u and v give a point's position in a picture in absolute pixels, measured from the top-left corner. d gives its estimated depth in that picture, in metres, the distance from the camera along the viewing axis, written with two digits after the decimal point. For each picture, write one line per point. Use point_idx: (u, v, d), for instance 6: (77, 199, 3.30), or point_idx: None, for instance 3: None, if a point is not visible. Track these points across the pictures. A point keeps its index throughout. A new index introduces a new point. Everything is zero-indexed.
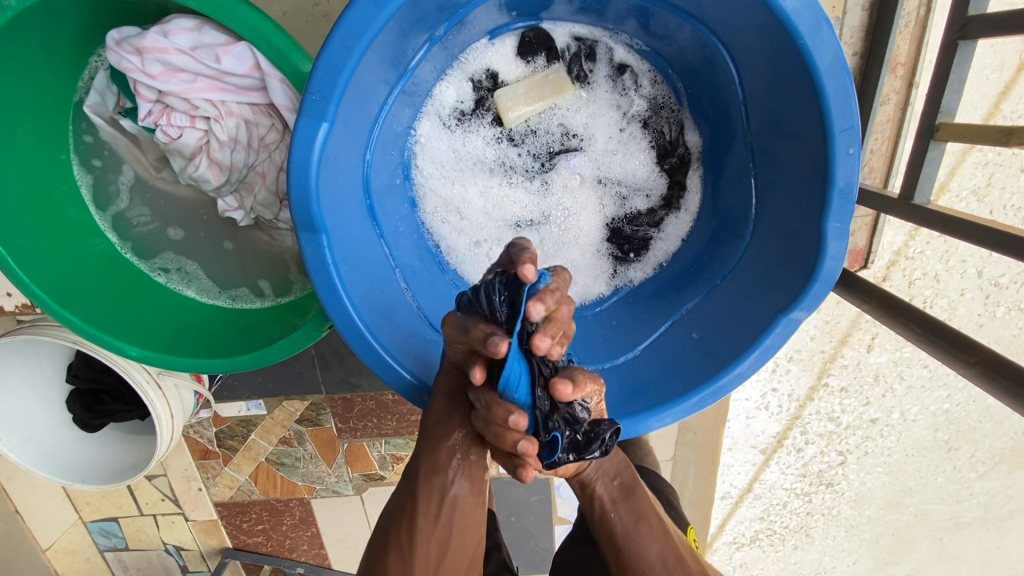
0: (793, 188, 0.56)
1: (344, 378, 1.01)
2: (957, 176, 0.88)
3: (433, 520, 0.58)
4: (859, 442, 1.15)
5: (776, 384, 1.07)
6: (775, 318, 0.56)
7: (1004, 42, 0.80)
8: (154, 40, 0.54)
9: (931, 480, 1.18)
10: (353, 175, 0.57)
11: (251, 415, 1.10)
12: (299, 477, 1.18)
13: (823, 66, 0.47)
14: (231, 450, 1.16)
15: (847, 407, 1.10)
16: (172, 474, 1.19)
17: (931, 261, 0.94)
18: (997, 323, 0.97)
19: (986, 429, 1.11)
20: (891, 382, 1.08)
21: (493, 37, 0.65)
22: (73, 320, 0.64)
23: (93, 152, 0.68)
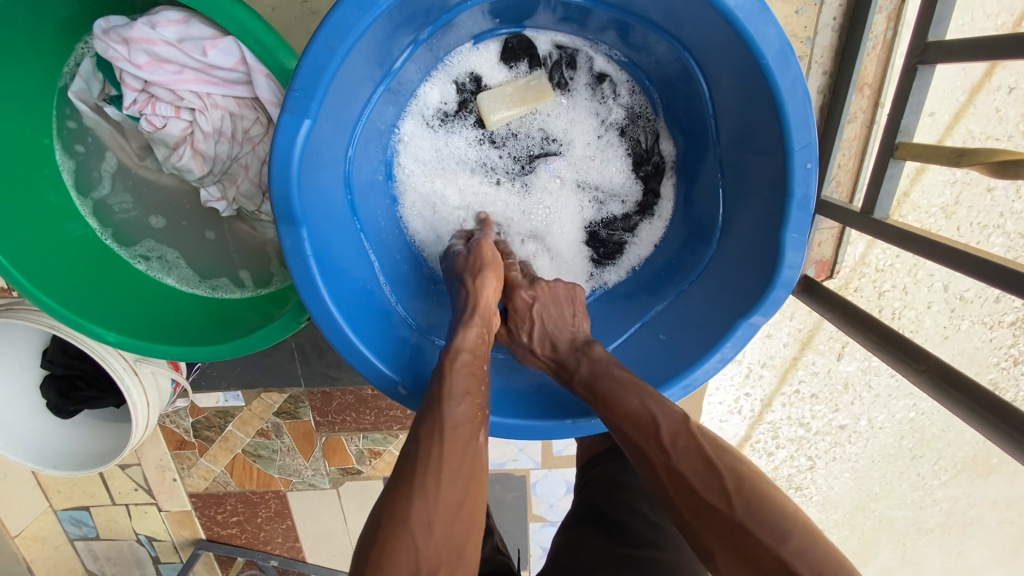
0: (757, 200, 0.58)
1: (324, 371, 1.02)
2: (925, 193, 0.92)
3: (458, 466, 0.50)
4: (827, 448, 1.18)
5: (748, 389, 1.10)
6: (736, 322, 0.59)
7: (970, 66, 0.84)
8: (141, 31, 0.55)
9: (896, 487, 1.23)
10: (335, 171, 0.58)
11: (228, 406, 1.11)
12: (276, 469, 1.19)
13: (784, 87, 0.50)
14: (207, 441, 1.16)
15: (816, 413, 1.14)
16: (146, 464, 1.19)
17: (899, 274, 0.98)
18: (961, 336, 1.02)
19: (948, 438, 1.16)
20: (859, 390, 1.12)
21: (477, 42, 0.66)
22: (51, 305, 0.64)
23: (77, 138, 0.69)
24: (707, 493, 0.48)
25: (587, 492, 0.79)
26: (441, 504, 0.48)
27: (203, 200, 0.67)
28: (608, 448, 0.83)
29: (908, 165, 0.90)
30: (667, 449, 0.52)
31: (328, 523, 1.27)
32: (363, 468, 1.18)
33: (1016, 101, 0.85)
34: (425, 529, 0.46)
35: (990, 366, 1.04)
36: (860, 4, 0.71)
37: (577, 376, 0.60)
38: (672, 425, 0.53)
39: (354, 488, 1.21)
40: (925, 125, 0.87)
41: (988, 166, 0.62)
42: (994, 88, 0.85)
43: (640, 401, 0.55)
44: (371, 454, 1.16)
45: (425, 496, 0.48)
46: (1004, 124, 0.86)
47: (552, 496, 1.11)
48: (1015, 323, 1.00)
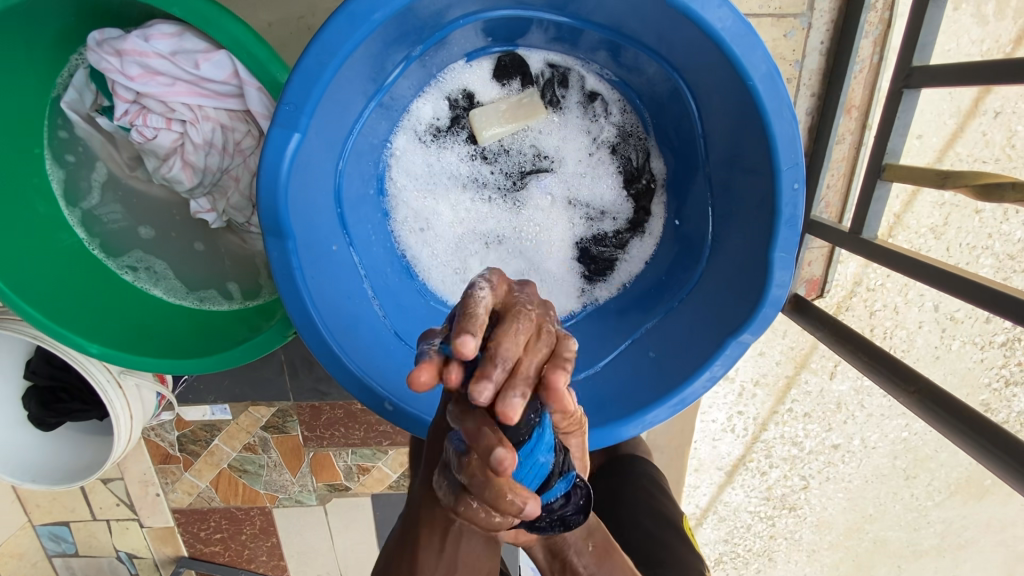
0: (746, 218, 0.59)
1: (313, 386, 1.03)
2: (916, 214, 0.93)
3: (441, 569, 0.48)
4: (821, 468, 1.18)
5: (742, 408, 1.10)
6: (725, 340, 0.59)
7: (956, 91, 0.86)
8: (135, 44, 0.54)
9: (890, 507, 1.22)
10: (324, 184, 0.58)
11: (215, 420, 1.09)
12: (262, 485, 1.17)
13: (772, 108, 0.51)
14: (192, 455, 1.14)
15: (810, 433, 1.14)
16: (129, 478, 1.17)
17: (890, 293, 0.98)
18: (953, 356, 1.02)
19: (941, 458, 1.16)
20: (852, 409, 1.12)
21: (470, 59, 0.67)
22: (35, 316, 0.63)
23: (67, 148, 0.68)
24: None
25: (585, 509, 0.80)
26: None
27: (193, 212, 0.67)
28: (608, 463, 0.85)
29: (898, 186, 0.91)
30: None
31: (314, 541, 1.25)
32: (351, 484, 1.16)
33: (1002, 125, 0.87)
34: None
35: (981, 386, 1.04)
36: (846, 28, 0.72)
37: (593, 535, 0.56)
38: None
39: (341, 505, 1.19)
40: (915, 147, 0.88)
41: (972, 189, 0.63)
42: (981, 112, 0.86)
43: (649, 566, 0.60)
44: (359, 471, 1.14)
45: None
46: (990, 147, 0.88)
47: None
48: (1005, 343, 1.01)
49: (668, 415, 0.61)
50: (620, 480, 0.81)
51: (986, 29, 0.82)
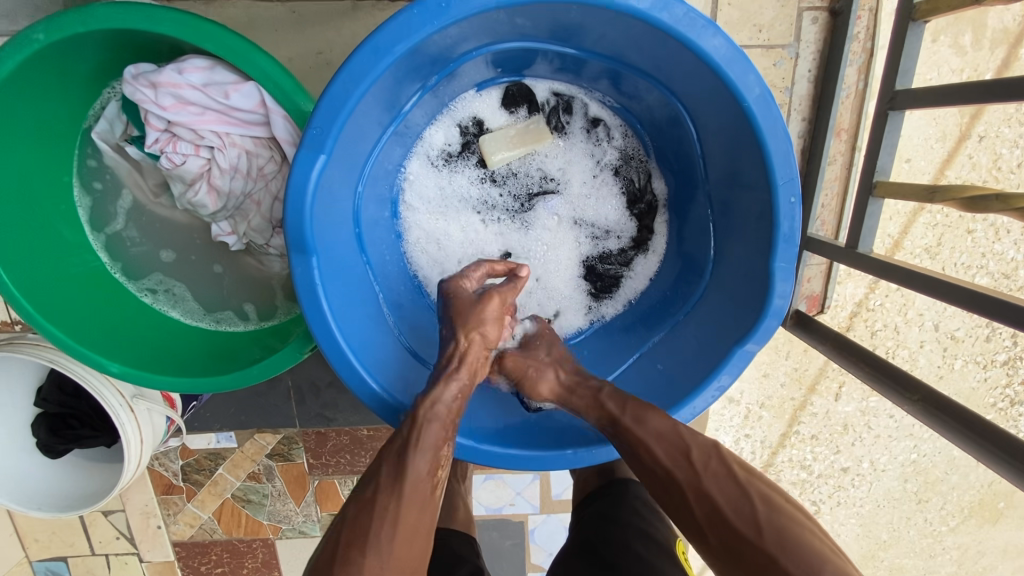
0: (746, 233, 0.61)
1: (318, 413, 1.09)
2: (910, 235, 0.96)
3: (416, 523, 0.52)
4: (831, 492, 1.17)
5: (749, 430, 1.11)
6: (731, 350, 0.60)
7: (941, 117, 0.90)
8: (169, 76, 0.57)
9: (903, 533, 1.20)
10: (344, 206, 0.61)
11: (220, 449, 1.14)
12: (266, 515, 1.18)
13: (768, 128, 0.54)
14: (196, 485, 1.17)
15: (818, 456, 1.14)
16: (131, 509, 1.18)
17: (890, 314, 1.00)
18: (955, 375, 1.04)
19: (952, 481, 1.16)
20: (860, 430, 1.12)
21: (480, 89, 0.71)
22: (59, 336, 0.65)
23: (95, 176, 0.72)
24: (737, 519, 0.50)
25: (580, 526, 0.77)
26: (392, 563, 0.50)
27: (213, 235, 0.70)
28: (607, 484, 0.81)
29: (892, 210, 0.95)
30: (692, 480, 0.53)
31: None
32: None
33: (987, 149, 0.91)
34: None
35: (988, 407, 1.05)
36: (831, 57, 0.77)
37: (602, 393, 0.62)
38: (701, 450, 0.55)
39: None
40: (905, 170, 0.92)
41: (959, 202, 0.66)
42: (967, 137, 0.91)
43: (666, 422, 0.57)
44: None
45: (379, 553, 0.49)
46: (977, 170, 0.92)
47: (551, 544, 1.09)
48: (1007, 362, 1.03)
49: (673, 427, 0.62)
50: (615, 499, 0.77)
51: (964, 59, 0.87)
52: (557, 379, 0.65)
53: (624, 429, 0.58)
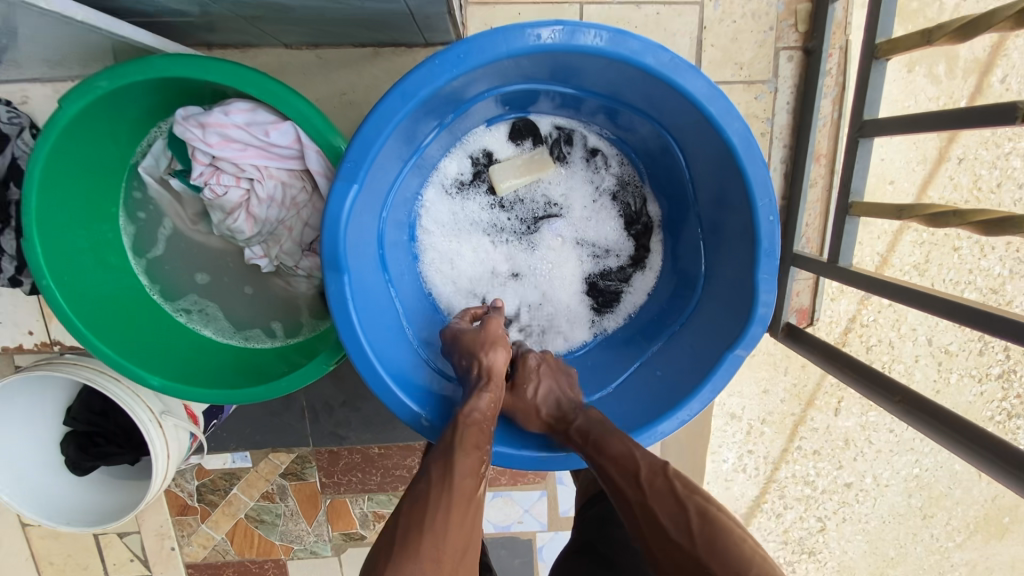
0: (733, 250, 0.68)
1: (332, 431, 1.31)
2: (897, 252, 1.03)
3: (466, 514, 0.57)
4: (836, 508, 1.29)
5: (751, 446, 1.25)
6: (722, 356, 0.66)
7: (920, 142, 0.98)
8: (217, 117, 0.64)
9: (910, 548, 1.31)
10: (371, 230, 0.68)
11: (235, 467, 1.38)
12: (277, 535, 1.42)
13: (746, 156, 0.61)
14: (210, 505, 1.42)
15: (823, 471, 1.26)
16: (145, 532, 1.41)
17: (884, 329, 1.06)
18: (952, 389, 1.09)
19: (955, 496, 1.27)
20: (862, 444, 1.25)
21: (489, 124, 0.78)
22: (106, 352, 0.70)
23: (140, 206, 0.79)
24: (675, 531, 0.54)
25: (584, 526, 0.81)
26: (448, 544, 0.54)
27: (246, 258, 0.77)
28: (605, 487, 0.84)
29: (879, 230, 1.02)
30: (638, 497, 0.58)
31: None
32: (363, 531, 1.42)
33: (967, 170, 0.98)
34: (435, 564, 0.53)
35: (985, 420, 1.10)
36: (807, 91, 0.85)
37: (574, 425, 0.67)
38: (649, 470, 0.59)
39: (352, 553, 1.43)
40: (889, 191, 0.99)
41: (922, 218, 0.72)
42: (947, 159, 0.98)
43: (622, 444, 0.62)
44: (372, 517, 1.39)
45: (437, 532, 0.54)
46: (959, 190, 0.99)
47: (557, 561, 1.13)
48: (1001, 375, 1.08)
49: (671, 428, 0.67)
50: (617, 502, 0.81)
51: (939, 88, 0.95)
52: (542, 418, 0.71)
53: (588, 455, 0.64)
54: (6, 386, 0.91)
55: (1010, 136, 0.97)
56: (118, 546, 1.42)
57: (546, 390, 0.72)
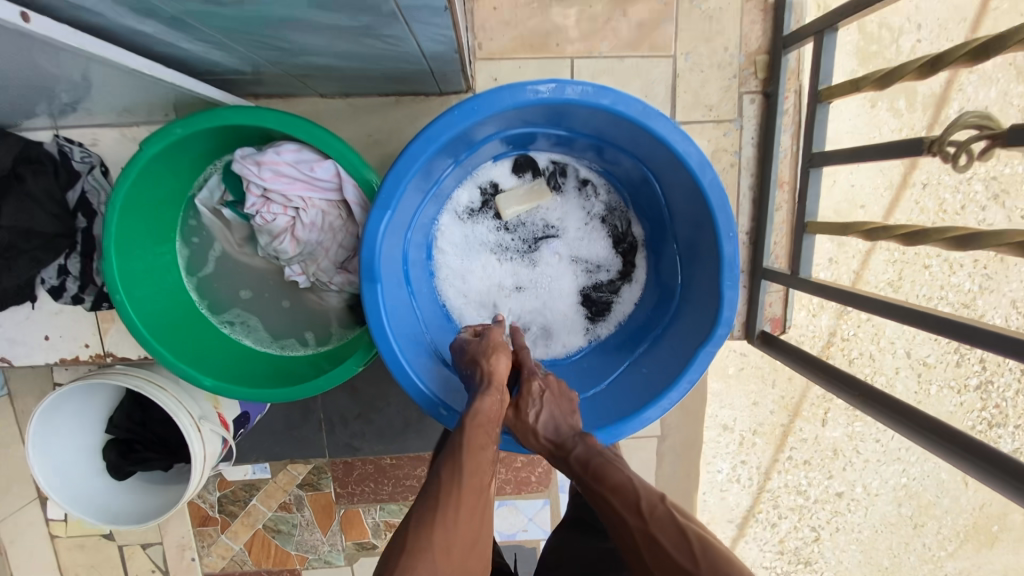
0: (704, 264, 0.80)
1: (347, 442, 1.42)
2: (870, 269, 1.16)
3: (473, 510, 0.59)
4: (831, 516, 1.65)
5: (745, 457, 1.57)
6: (696, 353, 0.77)
7: (884, 170, 1.11)
8: (271, 157, 0.77)
9: (900, 549, 1.67)
10: (397, 249, 0.80)
11: (255, 478, 1.46)
12: (293, 545, 1.51)
13: (708, 185, 0.74)
14: (230, 515, 1.49)
15: (814, 480, 1.62)
16: (168, 542, 1.51)
17: (864, 342, 1.18)
18: (933, 400, 1.20)
19: (939, 504, 1.64)
20: (849, 454, 1.61)
21: (495, 160, 0.91)
22: (167, 356, 0.81)
23: (194, 232, 0.91)
24: (677, 555, 0.54)
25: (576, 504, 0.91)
26: (457, 537, 0.56)
27: (285, 275, 0.88)
28: None
29: (853, 250, 1.15)
30: (639, 525, 0.58)
31: None
32: (376, 540, 1.51)
33: (932, 194, 1.11)
34: (444, 556, 0.54)
35: (967, 428, 1.21)
36: (768, 128, 0.98)
37: (574, 454, 0.70)
38: (649, 497, 0.60)
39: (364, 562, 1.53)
40: (862, 214, 1.13)
41: (860, 233, 0.84)
42: (912, 185, 1.12)
43: (623, 473, 0.64)
44: (383, 526, 1.50)
45: (447, 525, 0.56)
46: (926, 213, 1.12)
47: None
48: (978, 386, 1.19)
49: (654, 415, 0.77)
50: None
51: (900, 120, 1.09)
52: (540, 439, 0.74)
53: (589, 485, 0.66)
54: (63, 393, 1.02)
55: (970, 162, 1.09)
56: (142, 557, 1.51)
57: (547, 416, 0.75)
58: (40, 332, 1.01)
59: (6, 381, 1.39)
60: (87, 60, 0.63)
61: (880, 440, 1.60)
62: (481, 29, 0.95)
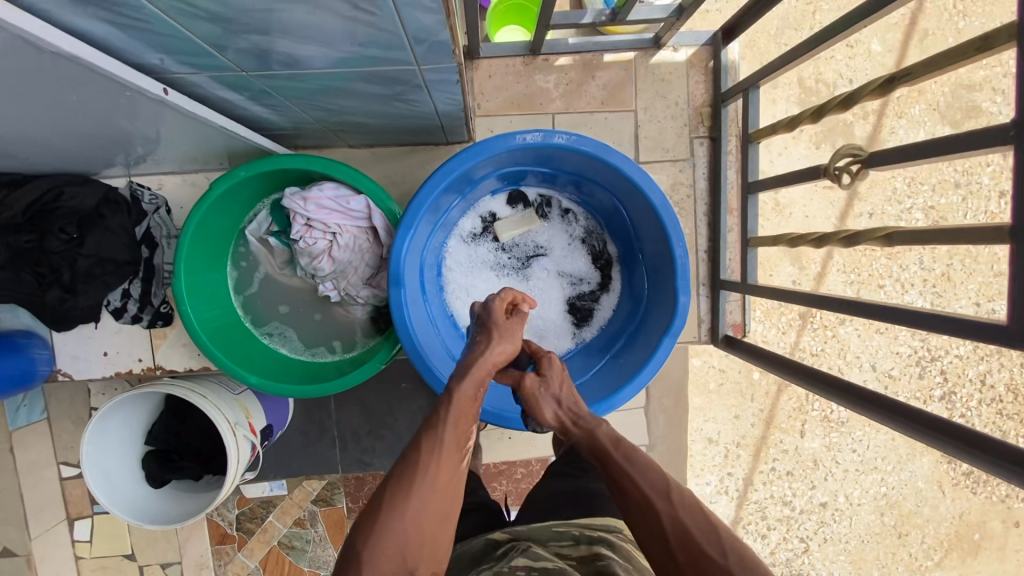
0: (664, 271, 0.99)
1: (359, 457, 1.52)
2: (825, 284, 1.36)
3: (448, 482, 0.62)
4: (818, 527, 1.75)
5: (729, 469, 1.68)
6: (660, 342, 0.95)
7: (829, 202, 1.31)
8: (316, 193, 0.96)
9: (889, 560, 1.77)
10: (416, 264, 0.98)
11: (272, 495, 1.55)
12: (306, 561, 1.57)
13: (661, 208, 0.94)
14: (248, 532, 1.57)
15: (798, 491, 1.72)
16: (186, 561, 1.57)
17: (833, 357, 1.42)
18: None
19: (921, 514, 1.75)
20: (829, 465, 1.71)
21: (493, 194, 1.11)
22: (220, 358, 0.96)
23: (242, 257, 1.09)
24: (706, 542, 0.58)
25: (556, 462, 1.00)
26: (429, 509, 0.59)
27: (319, 292, 1.06)
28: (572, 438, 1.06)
29: (811, 271, 1.36)
30: (669, 508, 0.60)
31: None
32: None
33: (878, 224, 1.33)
34: (415, 527, 0.58)
35: None
36: (715, 167, 1.19)
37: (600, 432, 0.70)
38: (677, 486, 0.63)
39: None
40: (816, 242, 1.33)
41: (782, 242, 1.02)
42: (857, 214, 1.32)
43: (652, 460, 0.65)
44: None
45: (419, 498, 0.59)
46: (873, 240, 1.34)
47: None
48: (943, 397, 1.44)
49: (629, 394, 0.94)
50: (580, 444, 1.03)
51: None
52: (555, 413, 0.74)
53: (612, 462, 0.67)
54: (117, 403, 1.15)
55: (907, 196, 1.31)
56: None
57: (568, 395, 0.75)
58: (99, 348, 1.17)
59: (46, 405, 1.48)
60: (159, 115, 0.84)
61: (856, 451, 1.71)
62: (480, 93, 1.18)
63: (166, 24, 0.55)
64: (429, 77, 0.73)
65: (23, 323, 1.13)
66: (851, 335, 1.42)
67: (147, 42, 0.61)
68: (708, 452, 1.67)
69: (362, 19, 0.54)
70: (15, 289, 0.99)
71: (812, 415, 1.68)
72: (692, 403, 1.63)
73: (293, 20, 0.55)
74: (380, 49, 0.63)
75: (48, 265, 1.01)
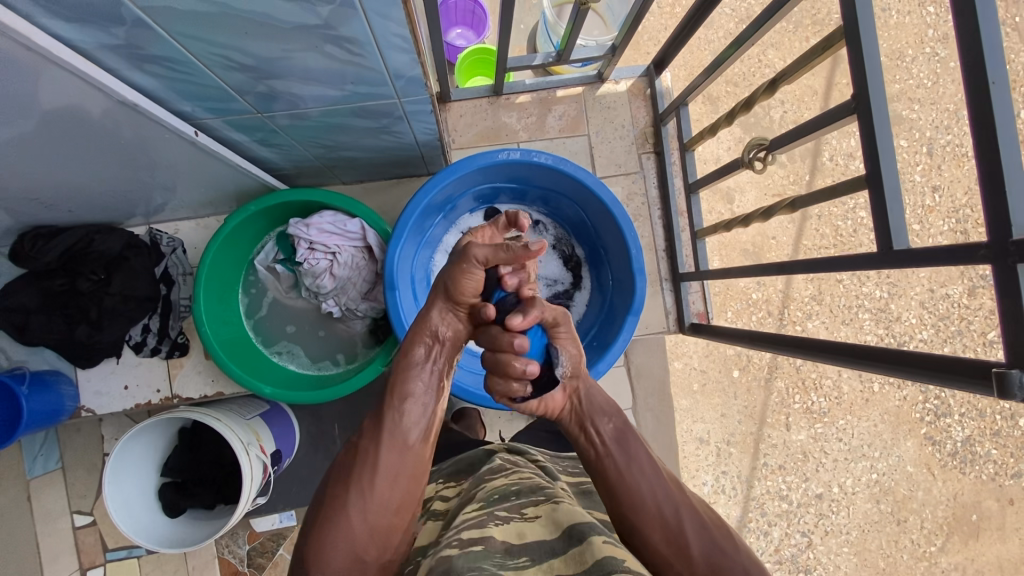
0: (622, 262, 1.14)
1: None
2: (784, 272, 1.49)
3: (384, 479, 0.76)
4: (818, 520, 1.77)
5: (723, 466, 1.73)
6: (625, 322, 1.09)
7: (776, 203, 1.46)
8: (317, 220, 1.10)
9: (891, 550, 1.79)
10: (406, 274, 1.13)
11: (282, 526, 1.55)
12: None
13: (613, 207, 1.09)
14: (258, 567, 1.55)
15: (793, 484, 1.75)
16: None
17: None
18: None
19: (916, 499, 1.77)
20: (819, 456, 1.75)
21: (472, 212, 1.27)
22: (236, 373, 1.06)
23: (252, 285, 1.24)
24: (712, 532, 0.73)
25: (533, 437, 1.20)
26: (373, 499, 0.74)
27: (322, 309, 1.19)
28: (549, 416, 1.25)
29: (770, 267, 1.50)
30: (681, 493, 0.77)
31: None
32: None
33: (827, 223, 1.49)
34: (359, 517, 0.73)
35: None
36: (664, 179, 1.37)
37: (608, 427, 0.81)
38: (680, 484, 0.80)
39: None
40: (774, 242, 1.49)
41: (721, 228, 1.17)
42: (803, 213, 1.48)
43: (658, 459, 0.80)
44: None
45: (361, 492, 0.74)
46: (824, 237, 1.49)
47: None
48: None
49: (603, 370, 1.07)
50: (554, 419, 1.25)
51: (787, 169, 1.46)
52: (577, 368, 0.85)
53: (620, 451, 0.78)
54: (138, 432, 1.23)
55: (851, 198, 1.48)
56: None
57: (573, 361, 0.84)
58: (121, 383, 1.28)
59: (62, 453, 1.51)
60: (176, 166, 0.99)
61: (844, 440, 1.75)
62: (454, 130, 1.37)
63: (205, 74, 0.72)
64: (410, 108, 0.90)
65: (50, 364, 1.23)
66: (819, 328, 1.55)
67: (185, 92, 0.78)
68: (701, 453, 1.72)
69: (353, 61, 0.71)
70: (47, 329, 1.12)
71: (794, 408, 1.73)
72: (679, 404, 1.70)
73: (299, 63, 0.71)
74: (367, 86, 0.80)
75: (75, 306, 1.14)
